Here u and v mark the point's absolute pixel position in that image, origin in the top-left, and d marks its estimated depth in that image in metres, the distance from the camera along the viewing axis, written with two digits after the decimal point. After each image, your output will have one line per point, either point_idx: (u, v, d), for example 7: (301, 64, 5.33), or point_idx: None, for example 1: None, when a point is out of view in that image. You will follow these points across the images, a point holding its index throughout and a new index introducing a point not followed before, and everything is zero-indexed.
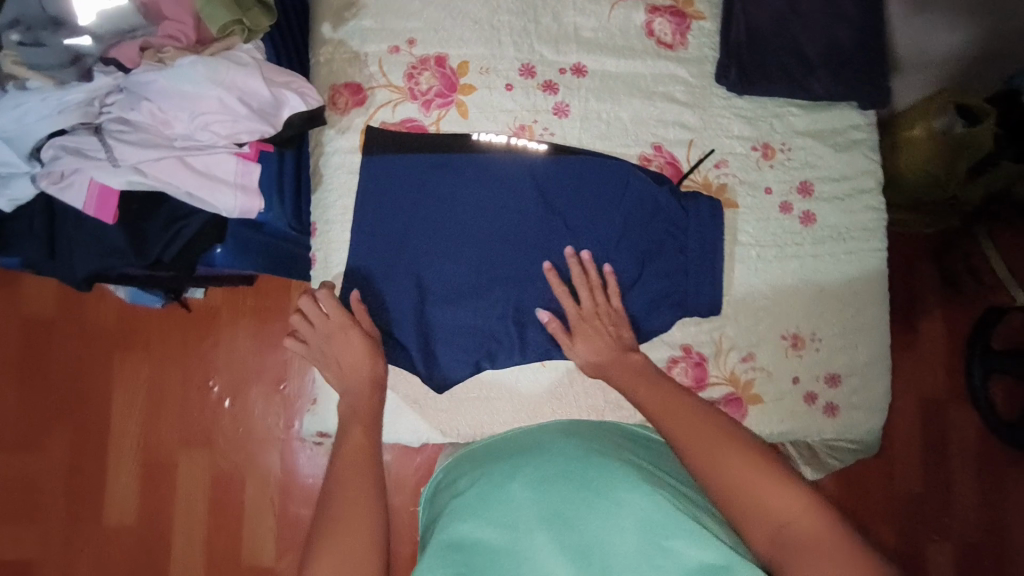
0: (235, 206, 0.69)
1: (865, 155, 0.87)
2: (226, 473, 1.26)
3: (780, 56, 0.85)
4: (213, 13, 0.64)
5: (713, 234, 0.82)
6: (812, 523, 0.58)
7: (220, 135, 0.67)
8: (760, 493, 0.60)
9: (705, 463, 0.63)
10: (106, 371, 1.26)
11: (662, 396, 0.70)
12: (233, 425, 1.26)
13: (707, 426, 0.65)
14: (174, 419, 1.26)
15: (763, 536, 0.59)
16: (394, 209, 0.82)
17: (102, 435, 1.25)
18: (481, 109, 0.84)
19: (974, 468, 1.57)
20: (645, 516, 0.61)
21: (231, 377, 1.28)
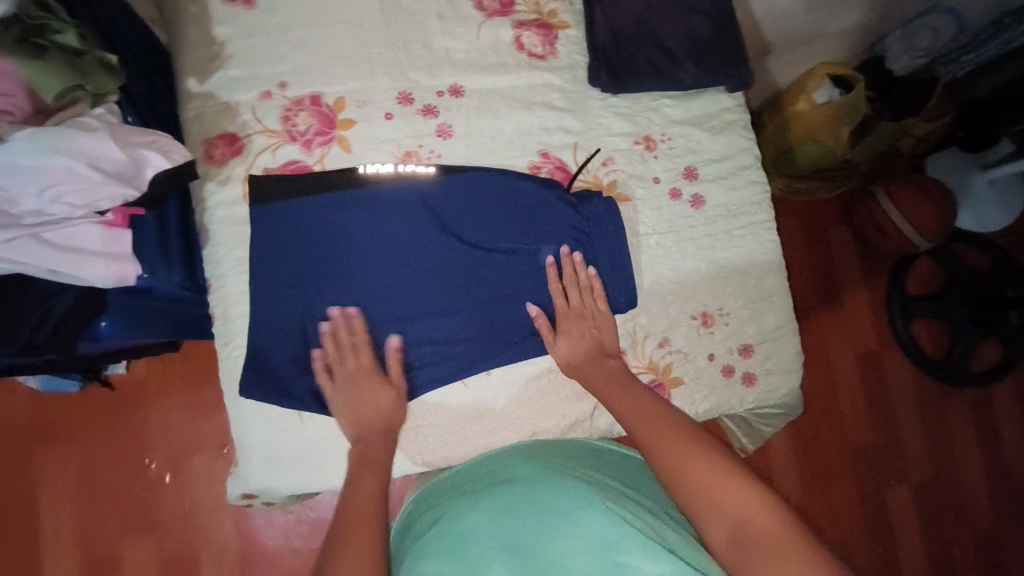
0: (109, 276, 0.66)
1: (740, 134, 0.92)
2: (177, 552, 1.25)
3: (645, 53, 0.89)
4: (48, 83, 0.60)
5: (610, 230, 0.84)
6: (763, 519, 0.61)
7: (77, 206, 0.62)
8: (722, 491, 0.64)
9: (671, 466, 0.67)
10: (32, 469, 1.24)
11: (636, 405, 0.75)
12: (177, 500, 1.26)
13: (672, 430, 0.70)
14: (113, 506, 1.25)
15: (726, 539, 0.62)
16: (291, 254, 0.80)
17: (38, 535, 1.22)
18: (365, 142, 0.84)
19: (913, 410, 1.65)
20: (596, 538, 0.64)
21: (167, 452, 1.28)
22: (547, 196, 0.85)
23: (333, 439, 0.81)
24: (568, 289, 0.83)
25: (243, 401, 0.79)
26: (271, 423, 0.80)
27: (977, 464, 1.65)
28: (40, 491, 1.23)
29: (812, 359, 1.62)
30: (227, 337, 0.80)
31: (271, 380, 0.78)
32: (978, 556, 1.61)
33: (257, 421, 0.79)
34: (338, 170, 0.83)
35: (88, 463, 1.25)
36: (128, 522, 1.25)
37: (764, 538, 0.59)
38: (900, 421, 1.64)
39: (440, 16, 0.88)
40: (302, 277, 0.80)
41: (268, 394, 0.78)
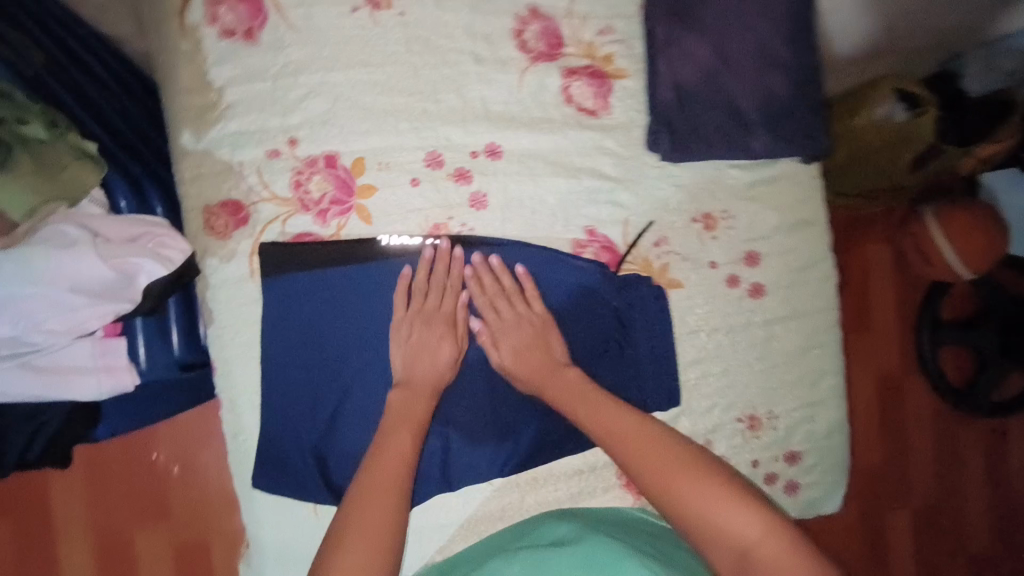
0: (101, 390, 0.63)
1: (810, 212, 0.82)
2: (192, 545, 1.12)
3: (715, 115, 0.76)
4: (18, 196, 0.57)
5: (662, 324, 0.76)
6: (772, 547, 0.55)
7: (59, 329, 0.60)
8: (720, 516, 0.57)
9: (665, 493, 0.60)
10: None
11: (620, 421, 0.66)
12: (185, 493, 1.13)
13: (664, 451, 0.63)
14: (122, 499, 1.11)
15: (731, 566, 0.56)
16: (308, 338, 0.72)
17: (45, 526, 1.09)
18: (387, 212, 0.73)
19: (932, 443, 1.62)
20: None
21: (175, 443, 1.12)
22: (596, 280, 0.75)
23: None
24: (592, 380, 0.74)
25: (257, 491, 0.74)
26: (287, 519, 0.75)
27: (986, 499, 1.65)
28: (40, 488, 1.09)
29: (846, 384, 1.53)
30: (236, 428, 0.73)
31: (288, 475, 0.73)
32: None
33: (272, 516, 0.74)
34: (356, 242, 0.73)
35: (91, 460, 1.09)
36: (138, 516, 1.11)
37: (774, 564, 0.54)
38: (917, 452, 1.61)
39: (477, 58, 0.75)
40: (316, 363, 0.72)
41: (283, 489, 0.73)
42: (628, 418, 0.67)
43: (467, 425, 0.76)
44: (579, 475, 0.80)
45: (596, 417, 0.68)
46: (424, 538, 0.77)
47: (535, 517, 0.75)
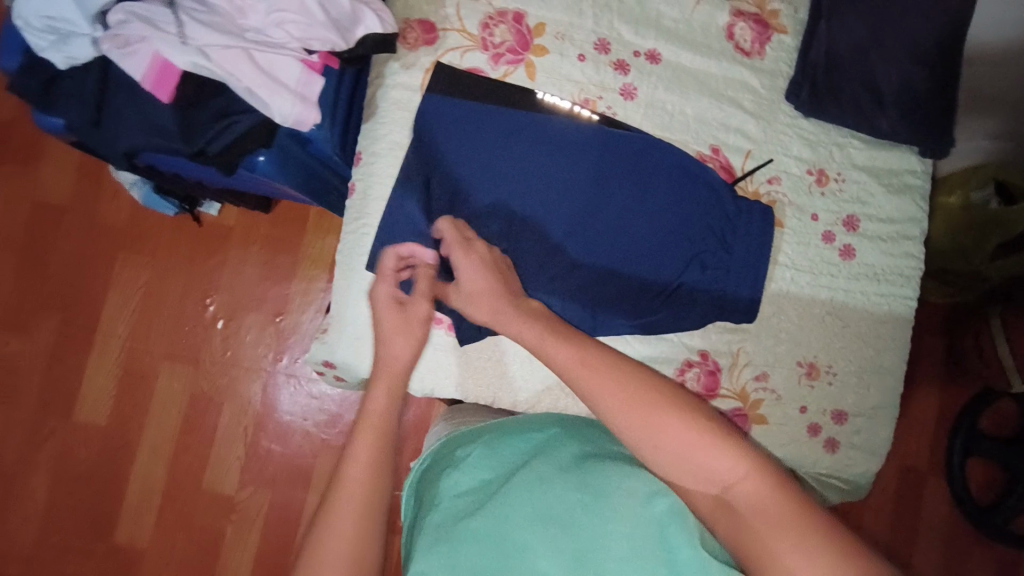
0: (291, 113, 0.66)
1: (916, 202, 0.87)
2: (206, 394, 1.40)
3: (855, 86, 0.84)
4: None
5: (762, 241, 0.81)
6: (757, 485, 0.52)
7: (293, 37, 0.65)
8: (696, 456, 0.55)
9: (636, 437, 0.57)
10: (107, 271, 1.42)
11: (581, 353, 0.62)
12: (223, 346, 1.41)
13: (634, 395, 0.58)
14: (173, 330, 1.41)
15: (713, 502, 0.54)
16: (448, 153, 0.80)
17: (88, 332, 1.40)
18: (549, 74, 0.82)
19: (939, 545, 1.56)
20: (642, 526, 0.57)
21: (228, 299, 1.42)
22: (713, 186, 0.80)
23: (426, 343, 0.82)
24: (680, 271, 0.81)
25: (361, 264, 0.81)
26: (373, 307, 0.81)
27: None
28: (110, 290, 1.42)
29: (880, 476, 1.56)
30: (360, 212, 0.81)
31: None
32: None
33: (362, 300, 0.80)
34: (515, 92, 0.82)
35: (158, 279, 1.42)
36: (179, 345, 1.41)
37: (757, 503, 0.52)
38: (918, 547, 1.57)
39: None
40: (445, 178, 0.80)
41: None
42: (591, 355, 0.62)
43: (559, 283, 0.79)
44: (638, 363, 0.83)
45: (573, 367, 0.61)
46: (483, 367, 0.83)
47: (538, 418, 0.75)
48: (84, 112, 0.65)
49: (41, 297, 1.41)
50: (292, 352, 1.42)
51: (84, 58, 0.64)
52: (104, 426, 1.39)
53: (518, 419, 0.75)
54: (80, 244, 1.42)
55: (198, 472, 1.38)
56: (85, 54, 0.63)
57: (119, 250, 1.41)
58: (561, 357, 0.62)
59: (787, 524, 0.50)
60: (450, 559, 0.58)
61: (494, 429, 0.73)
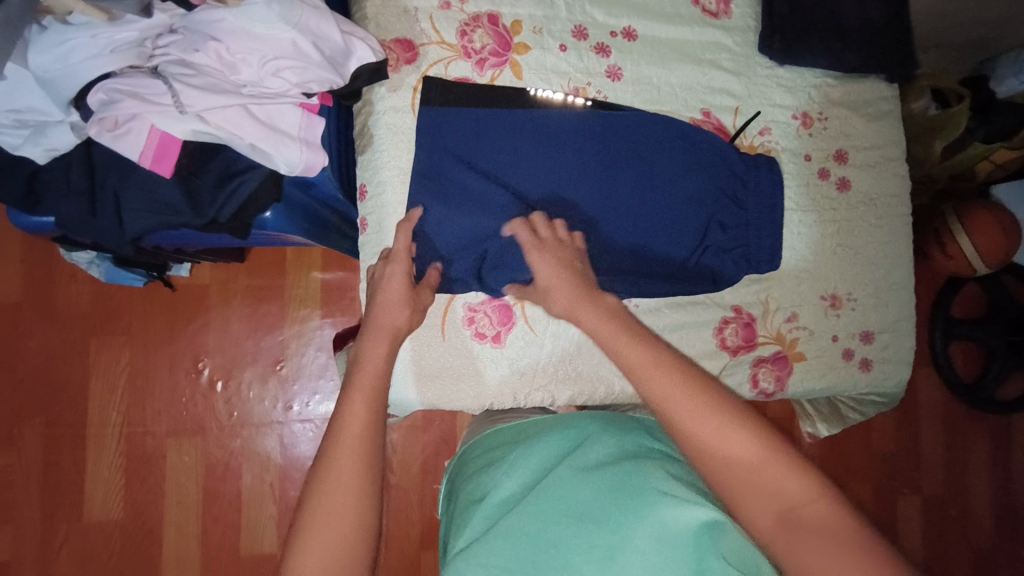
0: (300, 161, 0.64)
1: (894, 126, 0.92)
2: (221, 462, 1.34)
3: (821, 28, 0.88)
4: None
5: (772, 191, 0.83)
6: (824, 508, 0.50)
7: (290, 83, 0.61)
8: (760, 475, 0.53)
9: (705, 447, 0.54)
10: (83, 358, 1.33)
11: (652, 359, 0.60)
12: (228, 409, 1.35)
13: (707, 403, 0.56)
14: (166, 406, 1.34)
15: (772, 523, 0.51)
16: (454, 167, 0.78)
17: (81, 430, 1.31)
18: (536, 70, 0.82)
19: (938, 429, 1.76)
20: (675, 526, 0.54)
21: (222, 360, 1.36)
22: (714, 147, 0.82)
23: (472, 360, 0.80)
24: (701, 234, 0.83)
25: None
26: (413, 338, 0.79)
27: (984, 484, 1.76)
28: (92, 380, 1.32)
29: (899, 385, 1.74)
30: (379, 244, 0.78)
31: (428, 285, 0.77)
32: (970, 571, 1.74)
33: None
34: (508, 91, 0.81)
35: (142, 358, 1.34)
36: (180, 418, 1.34)
37: (824, 525, 0.49)
38: (921, 436, 1.76)
39: None
40: (459, 187, 0.78)
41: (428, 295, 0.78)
42: (655, 352, 0.60)
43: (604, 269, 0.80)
44: (680, 332, 0.84)
45: (639, 367, 0.59)
46: (538, 369, 0.82)
47: (578, 413, 0.74)
48: (77, 204, 0.61)
49: (18, 405, 1.31)
50: (300, 398, 1.37)
51: (66, 147, 0.60)
52: (120, 520, 1.31)
53: (559, 418, 0.74)
54: (49, 341, 1.32)
55: (233, 542, 1.33)
56: (66, 142, 0.59)
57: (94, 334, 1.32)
58: (630, 356, 0.61)
59: (863, 550, 0.47)
60: (476, 554, 0.59)
61: (528, 433, 0.73)
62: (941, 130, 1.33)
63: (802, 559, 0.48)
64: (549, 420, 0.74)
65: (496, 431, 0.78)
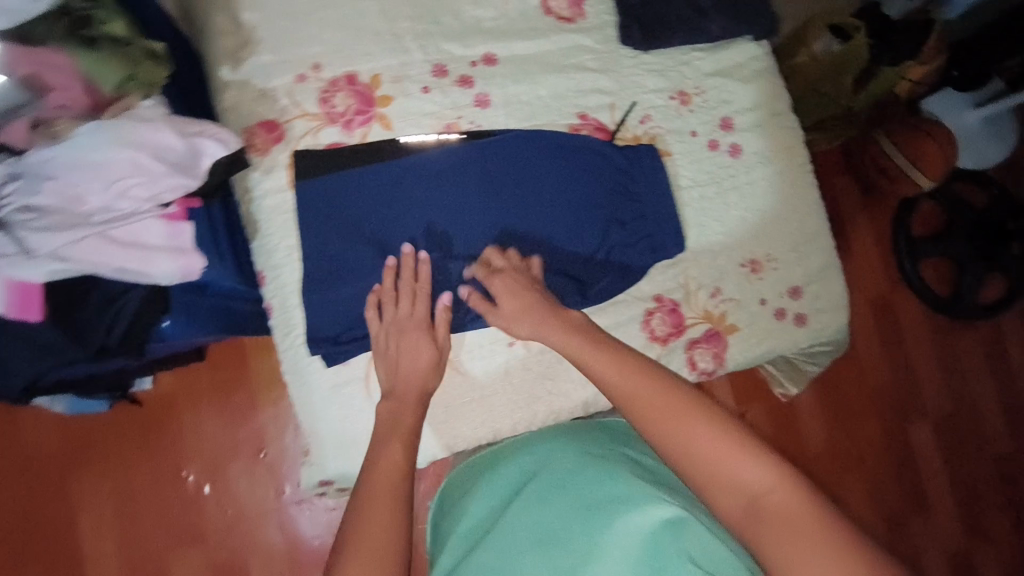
0: (175, 269, 0.64)
1: (771, 82, 0.92)
2: (227, 561, 1.32)
3: (675, 8, 0.89)
4: (105, 71, 0.66)
5: (657, 178, 0.84)
6: (785, 493, 0.53)
7: (142, 198, 0.62)
8: (727, 468, 0.56)
9: (673, 450, 0.58)
10: (67, 493, 1.31)
11: (618, 365, 0.65)
12: (220, 508, 1.34)
13: (675, 404, 0.60)
14: (159, 520, 1.32)
15: (739, 515, 0.55)
16: (346, 231, 0.79)
17: (79, 566, 1.29)
18: (404, 117, 0.83)
19: (931, 351, 1.75)
20: (632, 528, 0.62)
21: (205, 463, 1.35)
22: (596, 149, 0.84)
23: None
24: (602, 235, 0.83)
25: (313, 364, 0.79)
26: (343, 408, 0.79)
27: (989, 392, 1.76)
28: (79, 513, 1.31)
29: (874, 315, 1.74)
30: (287, 325, 0.79)
31: (339, 350, 0.78)
32: (996, 481, 1.73)
33: (328, 405, 0.79)
34: (381, 146, 0.81)
35: (124, 479, 1.33)
36: (175, 527, 1.32)
37: (783, 512, 0.52)
38: (916, 362, 1.74)
39: None
40: (357, 249, 0.79)
41: (343, 360, 0.78)
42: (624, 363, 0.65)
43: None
44: (607, 334, 0.84)
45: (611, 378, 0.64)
46: (474, 408, 0.82)
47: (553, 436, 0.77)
48: None
49: (12, 557, 1.29)
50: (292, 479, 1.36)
51: None
52: None
53: (527, 437, 0.82)
54: (29, 485, 1.31)
55: None
56: None
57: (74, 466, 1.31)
58: (601, 361, 0.66)
59: (820, 533, 0.50)
60: None
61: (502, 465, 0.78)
62: (846, 65, 1.39)
63: (771, 545, 0.52)
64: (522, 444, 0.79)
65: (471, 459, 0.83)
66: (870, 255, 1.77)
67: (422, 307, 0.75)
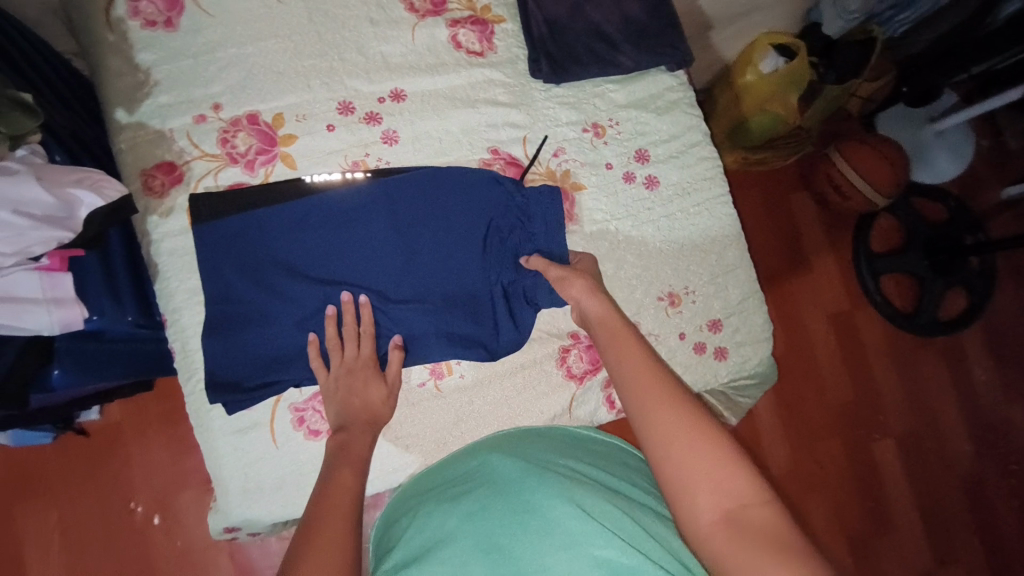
0: (52, 321, 0.64)
1: (686, 113, 0.93)
2: None
3: (585, 42, 0.89)
4: None
5: (553, 209, 0.83)
6: (766, 512, 0.56)
7: (8, 253, 0.60)
8: (712, 476, 0.58)
9: (670, 451, 0.60)
10: (8, 530, 1.26)
11: (638, 365, 0.67)
12: (169, 540, 1.30)
13: (679, 413, 0.62)
14: (107, 552, 1.28)
15: (716, 524, 0.56)
16: (247, 274, 0.77)
17: None
18: (309, 156, 0.82)
19: (893, 366, 1.73)
20: (571, 532, 0.62)
21: (153, 494, 1.32)
22: (493, 184, 0.83)
23: (315, 460, 0.79)
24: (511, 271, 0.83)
25: (214, 410, 0.77)
26: (247, 454, 0.77)
27: (953, 405, 1.75)
28: (22, 549, 1.26)
29: (836, 330, 1.72)
30: (188, 370, 0.77)
31: (242, 399, 0.76)
32: (965, 496, 1.71)
33: (230, 452, 0.77)
34: (285, 186, 0.81)
35: (70, 512, 1.29)
36: (121, 562, 1.28)
37: (765, 528, 0.55)
38: (878, 379, 1.72)
39: (372, 21, 0.86)
40: (259, 293, 0.77)
41: (245, 406, 0.76)
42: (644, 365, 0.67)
43: (430, 331, 0.80)
44: (523, 372, 0.85)
45: (628, 375, 0.66)
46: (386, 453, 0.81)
47: (497, 446, 0.77)
48: None
49: None
50: None
51: None
52: None
53: (480, 444, 0.80)
54: None
55: None
56: None
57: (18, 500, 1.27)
58: (623, 352, 0.69)
59: (796, 549, 0.53)
60: None
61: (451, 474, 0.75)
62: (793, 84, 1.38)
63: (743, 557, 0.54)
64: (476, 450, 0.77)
65: (406, 485, 0.79)
66: (832, 270, 1.75)
67: (367, 348, 0.77)
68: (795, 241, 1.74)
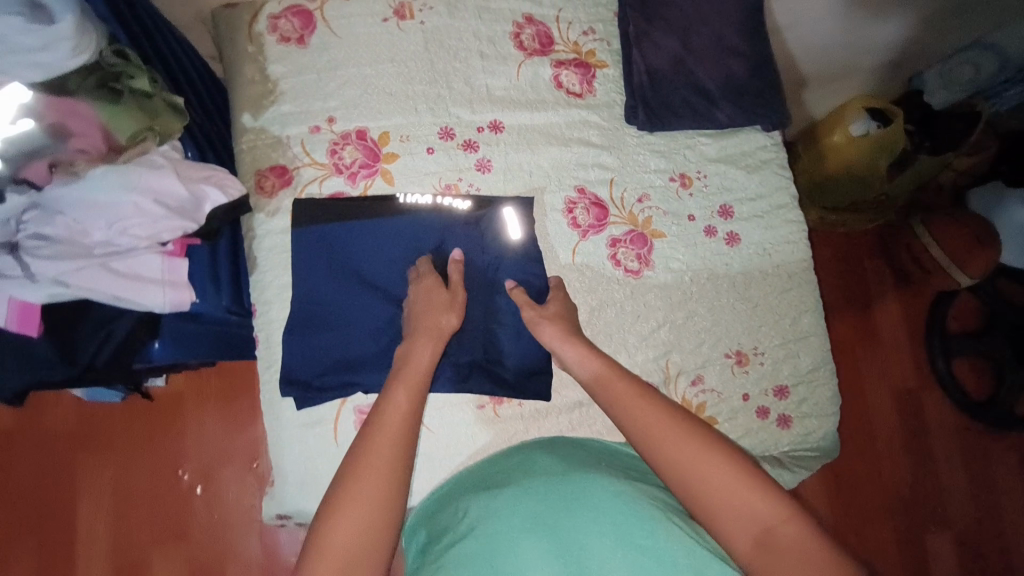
0: (166, 301, 0.74)
1: (775, 173, 0.93)
2: (204, 568, 1.22)
3: (683, 93, 0.90)
4: (127, 123, 0.71)
5: (522, 271, 0.85)
6: (792, 528, 0.59)
7: (141, 237, 0.72)
8: (739, 496, 0.60)
9: (688, 471, 0.62)
10: (66, 473, 1.24)
11: (618, 377, 0.71)
12: (207, 512, 1.25)
13: (686, 437, 0.64)
14: (150, 516, 1.24)
15: (749, 543, 0.59)
16: (334, 279, 0.82)
17: (70, 546, 1.21)
18: (407, 175, 0.87)
19: (959, 458, 1.59)
20: (610, 517, 0.63)
21: (200, 463, 1.27)
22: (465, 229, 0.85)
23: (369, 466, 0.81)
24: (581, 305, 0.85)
25: (285, 403, 0.81)
26: (309, 449, 0.81)
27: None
28: (76, 494, 1.23)
29: (902, 408, 1.61)
30: (268, 361, 0.82)
31: (315, 395, 0.80)
32: None
33: (294, 442, 0.81)
34: (379, 199, 0.85)
35: (124, 469, 1.25)
36: (161, 526, 1.23)
37: (793, 544, 0.58)
38: (941, 465, 1.58)
39: (482, 54, 0.91)
40: (344, 298, 0.82)
41: (313, 404, 0.80)
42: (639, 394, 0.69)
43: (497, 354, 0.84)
44: (578, 410, 0.86)
45: (629, 402, 0.68)
46: (437, 469, 0.82)
47: (515, 448, 0.78)
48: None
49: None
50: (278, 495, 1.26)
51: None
52: None
53: (513, 450, 0.79)
54: (29, 464, 1.24)
55: None
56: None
57: (79, 448, 1.24)
58: (619, 391, 0.70)
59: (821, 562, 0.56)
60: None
61: (478, 477, 0.75)
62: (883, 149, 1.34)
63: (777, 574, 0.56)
64: (497, 458, 0.77)
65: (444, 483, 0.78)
66: (902, 343, 1.65)
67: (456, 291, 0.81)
68: (863, 307, 1.65)
